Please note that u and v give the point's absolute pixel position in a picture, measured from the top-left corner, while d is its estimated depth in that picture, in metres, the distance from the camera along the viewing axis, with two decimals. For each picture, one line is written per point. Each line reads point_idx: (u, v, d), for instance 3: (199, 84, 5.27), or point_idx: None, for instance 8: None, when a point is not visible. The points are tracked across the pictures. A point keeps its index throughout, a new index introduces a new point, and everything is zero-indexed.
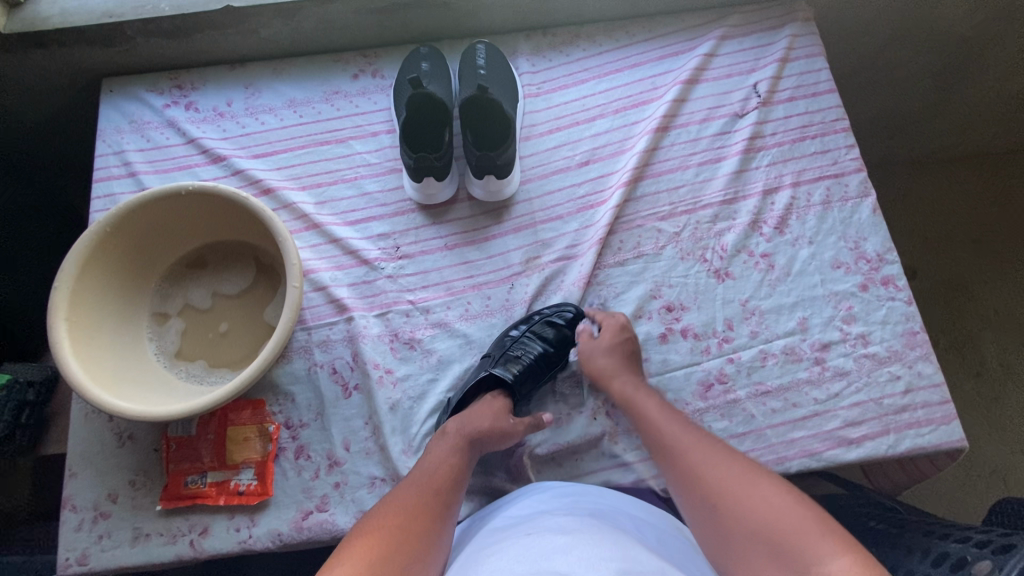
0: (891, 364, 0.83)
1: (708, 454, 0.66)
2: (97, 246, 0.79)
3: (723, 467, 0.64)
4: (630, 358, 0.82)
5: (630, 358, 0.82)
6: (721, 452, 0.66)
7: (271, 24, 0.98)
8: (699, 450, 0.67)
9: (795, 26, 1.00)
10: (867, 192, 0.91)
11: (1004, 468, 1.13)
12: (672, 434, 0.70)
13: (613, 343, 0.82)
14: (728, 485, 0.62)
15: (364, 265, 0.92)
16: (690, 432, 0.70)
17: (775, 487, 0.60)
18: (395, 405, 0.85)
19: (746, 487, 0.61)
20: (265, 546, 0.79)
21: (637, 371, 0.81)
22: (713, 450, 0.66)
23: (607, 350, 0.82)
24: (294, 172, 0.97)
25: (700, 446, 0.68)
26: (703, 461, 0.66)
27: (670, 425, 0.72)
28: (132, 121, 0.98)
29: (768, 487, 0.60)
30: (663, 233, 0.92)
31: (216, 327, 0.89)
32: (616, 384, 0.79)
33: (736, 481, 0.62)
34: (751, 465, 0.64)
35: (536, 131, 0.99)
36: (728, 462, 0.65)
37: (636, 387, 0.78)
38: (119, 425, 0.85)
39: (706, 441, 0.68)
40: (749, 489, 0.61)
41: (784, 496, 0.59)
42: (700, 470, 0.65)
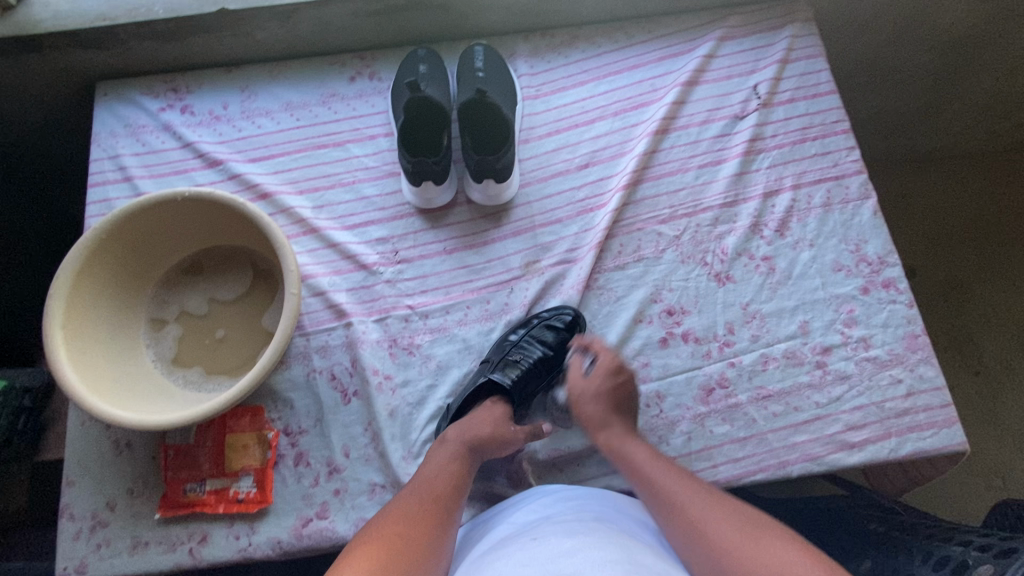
0: (893, 367, 0.82)
1: (710, 505, 0.63)
2: (93, 253, 0.79)
3: (726, 518, 0.61)
4: (621, 402, 0.77)
5: (623, 402, 0.77)
6: (722, 504, 0.63)
7: (266, 27, 0.97)
8: (700, 501, 0.63)
9: (794, 27, 1.00)
10: (868, 194, 0.91)
11: (1003, 467, 1.13)
12: (670, 483, 0.66)
13: (606, 387, 0.77)
14: (733, 535, 0.59)
15: (362, 270, 0.91)
16: (689, 482, 0.66)
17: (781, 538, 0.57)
18: (394, 411, 0.84)
19: (751, 537, 0.58)
20: (265, 553, 0.79)
21: (628, 418, 0.77)
22: (713, 502, 0.63)
23: (598, 394, 0.77)
24: (291, 176, 0.96)
25: (701, 495, 0.64)
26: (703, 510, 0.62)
27: (668, 474, 0.68)
28: (127, 125, 0.98)
29: (774, 539, 0.57)
30: (664, 237, 0.92)
31: (212, 333, 0.88)
32: (610, 428, 0.75)
33: (739, 532, 0.59)
34: (754, 517, 0.61)
35: (535, 133, 0.98)
36: (730, 513, 0.61)
37: (629, 436, 0.74)
38: (116, 432, 0.84)
39: (705, 493, 0.65)
40: (754, 539, 0.58)
41: (791, 548, 0.56)
42: (701, 520, 0.61)
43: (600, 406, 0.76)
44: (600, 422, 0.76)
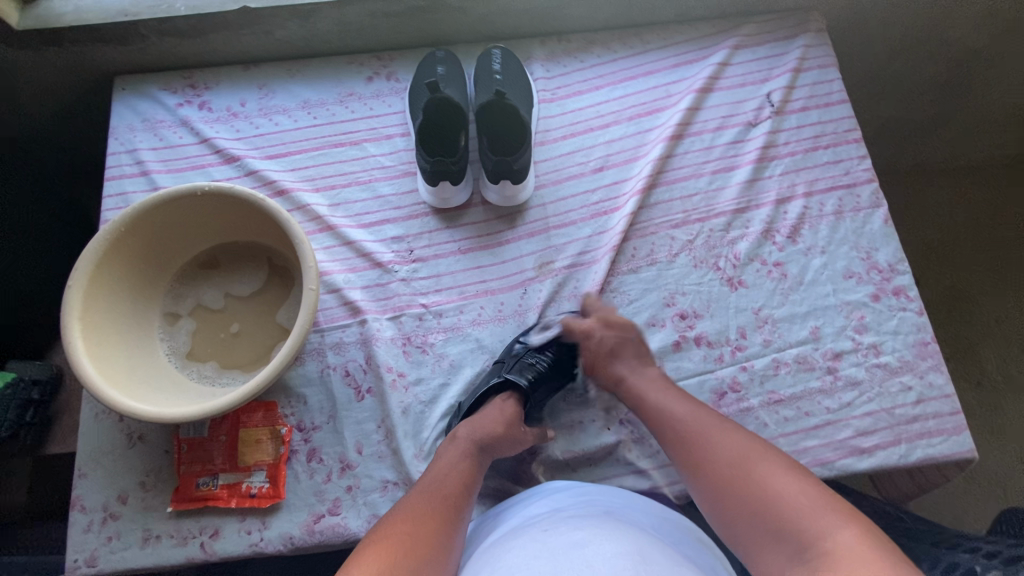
0: (903, 374, 0.83)
1: (722, 437, 0.67)
2: (113, 245, 0.79)
3: (735, 449, 0.65)
4: (616, 348, 0.82)
5: (619, 344, 0.83)
6: (732, 432, 0.67)
7: (286, 26, 0.98)
8: (712, 435, 0.67)
9: (807, 36, 1.01)
10: (879, 203, 0.92)
11: (1006, 478, 1.13)
12: (682, 420, 0.71)
13: (597, 344, 0.83)
14: (742, 466, 0.63)
15: (377, 268, 0.92)
16: (704, 415, 0.70)
17: (779, 465, 0.62)
18: (407, 408, 0.85)
19: (759, 468, 0.62)
20: (276, 549, 0.79)
21: (631, 352, 0.82)
22: (723, 430, 0.68)
23: (598, 357, 0.83)
24: (307, 174, 0.97)
25: (715, 429, 0.68)
26: (715, 443, 0.66)
27: (683, 410, 0.72)
28: (145, 119, 0.98)
29: (781, 470, 0.61)
30: (676, 241, 0.92)
31: (227, 327, 0.89)
32: (626, 382, 0.79)
33: (747, 463, 0.63)
34: (765, 448, 0.65)
35: (551, 135, 0.99)
36: (742, 443, 0.65)
37: (642, 380, 0.79)
38: (129, 425, 0.84)
39: (719, 424, 0.68)
40: (762, 470, 0.61)
41: (797, 482, 0.59)
42: (712, 455, 0.65)
43: (606, 364, 0.82)
44: (619, 378, 0.80)
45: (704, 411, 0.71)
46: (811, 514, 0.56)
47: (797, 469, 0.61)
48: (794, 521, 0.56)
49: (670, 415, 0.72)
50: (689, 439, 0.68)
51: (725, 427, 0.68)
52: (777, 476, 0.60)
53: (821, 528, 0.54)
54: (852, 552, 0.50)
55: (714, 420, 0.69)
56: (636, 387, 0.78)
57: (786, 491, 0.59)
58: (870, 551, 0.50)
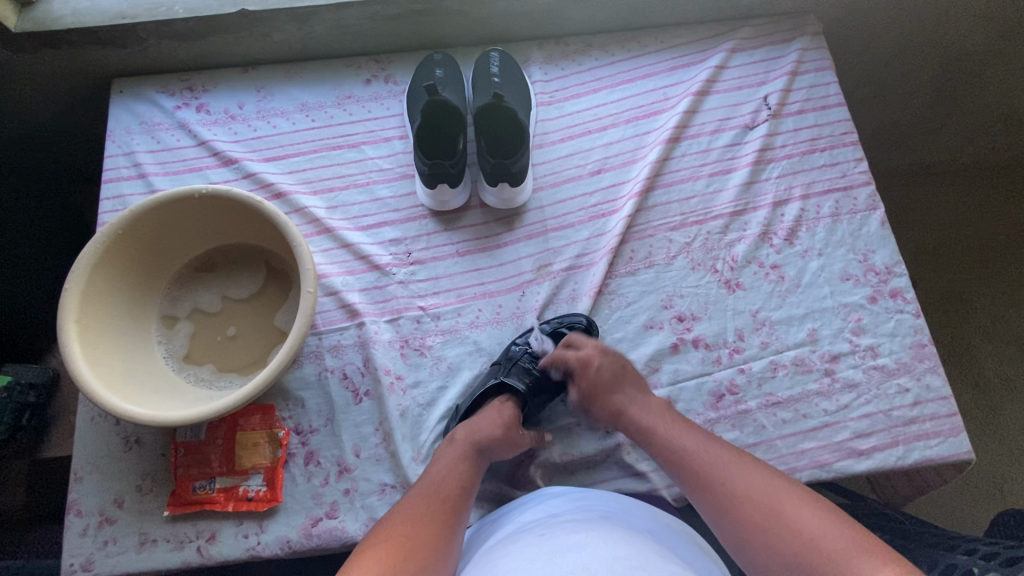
0: (900, 376, 0.83)
1: (740, 473, 0.65)
2: (110, 248, 0.79)
3: (750, 481, 0.64)
4: (617, 377, 0.79)
5: (618, 374, 0.80)
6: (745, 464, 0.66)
7: (284, 28, 0.98)
8: (731, 472, 0.66)
9: (804, 40, 1.02)
10: (876, 205, 0.92)
11: (1003, 480, 1.14)
12: (698, 457, 0.69)
13: (597, 376, 0.79)
14: (768, 504, 0.61)
15: (375, 270, 0.92)
16: (717, 451, 0.69)
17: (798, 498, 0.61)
18: (405, 411, 0.84)
19: (785, 506, 0.61)
20: (273, 553, 0.79)
21: (630, 382, 0.80)
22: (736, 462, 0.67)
23: (597, 387, 0.79)
24: (305, 176, 0.97)
25: (733, 465, 0.67)
26: (735, 480, 0.65)
27: (695, 445, 0.70)
28: (143, 122, 0.98)
29: (807, 507, 0.60)
30: (674, 243, 0.92)
31: (224, 330, 0.89)
32: (626, 415, 0.77)
33: (772, 501, 0.62)
34: (785, 482, 0.64)
35: (549, 138, 0.99)
36: (763, 479, 0.64)
37: (645, 413, 0.76)
38: (126, 429, 0.84)
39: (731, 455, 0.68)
40: (780, 501, 0.61)
41: (825, 519, 0.59)
42: (734, 494, 0.64)
43: (604, 397, 0.79)
44: (619, 410, 0.78)
45: (718, 446, 0.69)
46: (847, 555, 0.55)
47: (821, 504, 0.61)
48: (831, 564, 0.55)
49: (683, 451, 0.70)
50: (707, 476, 0.67)
51: (742, 462, 0.67)
52: (805, 515, 0.59)
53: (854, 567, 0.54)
54: None
55: (728, 455, 0.68)
56: (638, 421, 0.76)
57: (817, 530, 0.58)
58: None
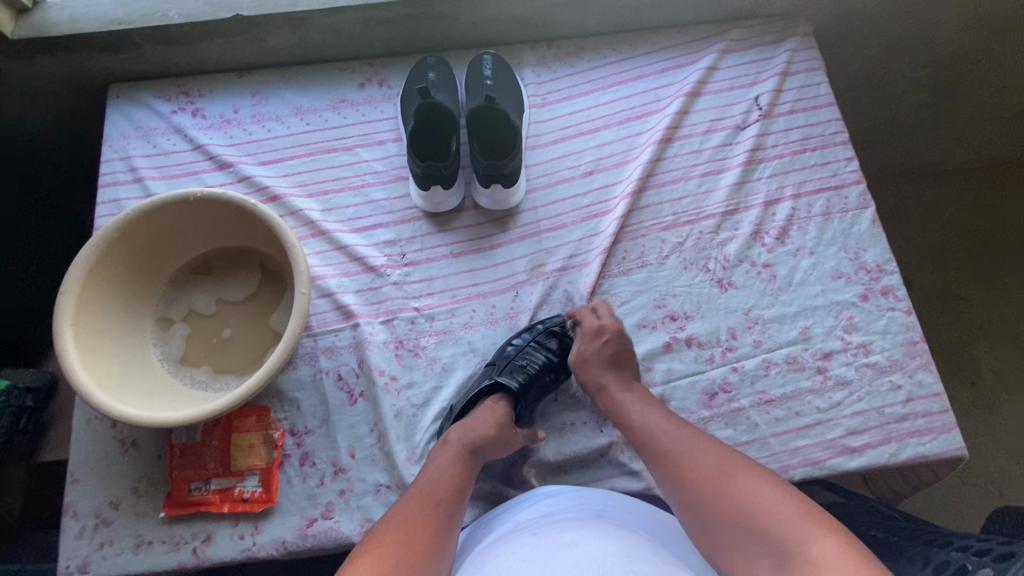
0: (892, 373, 0.84)
1: (701, 449, 0.67)
2: (105, 252, 0.79)
3: (713, 464, 0.64)
4: (615, 358, 0.81)
5: (617, 355, 0.82)
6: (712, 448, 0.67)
7: (279, 33, 0.98)
8: (692, 448, 0.67)
9: (794, 41, 1.02)
10: (866, 203, 0.93)
11: (1000, 477, 1.14)
12: (662, 434, 0.71)
13: (597, 350, 0.82)
14: (723, 477, 0.63)
15: (370, 272, 0.92)
16: (684, 432, 0.70)
17: (761, 479, 0.61)
18: (399, 411, 0.85)
19: (740, 479, 0.62)
20: (269, 553, 0.79)
21: (625, 367, 0.81)
22: (704, 447, 0.67)
23: (590, 361, 0.82)
24: (300, 179, 0.97)
25: (695, 442, 0.68)
26: (696, 456, 0.66)
27: (664, 423, 0.72)
28: (139, 126, 0.99)
29: (761, 479, 0.61)
30: (667, 243, 0.93)
31: (219, 332, 0.89)
32: (610, 394, 0.79)
33: (727, 475, 0.63)
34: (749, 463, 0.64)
35: (542, 140, 1.00)
36: (721, 456, 0.65)
37: (629, 390, 0.78)
38: (122, 431, 0.84)
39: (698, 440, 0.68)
40: (741, 481, 0.62)
41: (776, 490, 0.60)
42: (693, 468, 0.65)
43: (596, 371, 0.81)
44: (602, 386, 0.80)
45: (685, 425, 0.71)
46: (794, 523, 0.56)
47: (776, 479, 0.62)
48: (776, 531, 0.56)
49: (649, 429, 0.72)
50: (669, 451, 0.68)
51: (701, 440, 0.68)
52: (756, 486, 0.61)
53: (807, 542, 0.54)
54: (835, 562, 0.51)
55: (693, 434, 0.69)
56: (618, 399, 0.78)
57: (767, 500, 0.59)
58: (852, 558, 0.51)
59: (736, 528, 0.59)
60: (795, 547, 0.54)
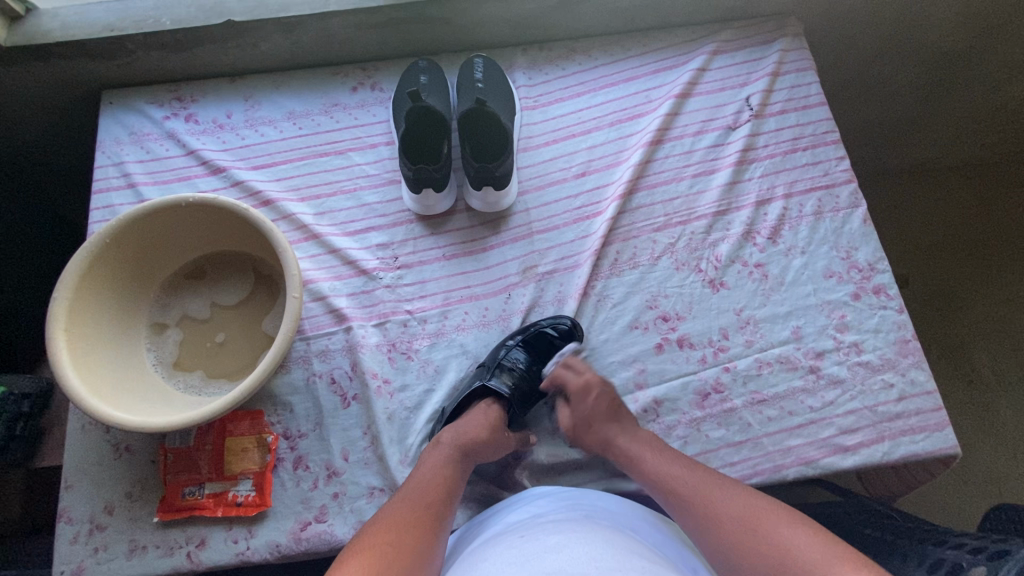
0: (884, 372, 0.84)
1: (721, 493, 0.66)
2: (98, 257, 0.80)
3: (735, 503, 0.65)
4: (611, 411, 0.79)
5: (614, 409, 0.79)
6: (731, 489, 0.67)
7: (271, 38, 0.99)
8: (713, 493, 0.67)
9: (785, 41, 1.03)
10: (857, 203, 0.93)
11: (997, 476, 1.14)
12: (677, 476, 0.70)
13: (591, 407, 0.79)
14: (749, 521, 0.62)
15: (362, 275, 0.92)
16: (699, 472, 0.70)
17: (784, 518, 0.62)
18: (392, 414, 0.85)
19: (762, 518, 0.62)
20: (263, 557, 0.79)
21: (627, 419, 0.79)
22: (722, 487, 0.67)
23: (590, 418, 0.79)
24: (293, 183, 0.98)
25: (714, 486, 0.68)
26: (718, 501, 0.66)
27: (679, 469, 0.71)
28: (132, 132, 0.99)
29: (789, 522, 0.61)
30: (659, 244, 0.93)
31: (213, 336, 0.89)
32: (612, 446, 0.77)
33: (751, 515, 0.63)
34: (769, 503, 0.64)
35: (534, 142, 1.00)
36: (744, 499, 0.65)
37: (633, 441, 0.76)
38: (116, 436, 0.84)
39: (716, 481, 0.68)
40: (766, 521, 0.62)
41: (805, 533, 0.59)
42: (716, 513, 0.64)
43: (596, 426, 0.78)
44: (606, 443, 0.77)
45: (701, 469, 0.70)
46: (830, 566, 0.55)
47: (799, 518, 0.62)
48: (806, 569, 0.56)
49: (666, 476, 0.71)
50: (688, 498, 0.67)
51: (719, 480, 0.68)
52: (786, 529, 0.60)
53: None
54: None
55: (711, 478, 0.69)
56: (625, 450, 0.76)
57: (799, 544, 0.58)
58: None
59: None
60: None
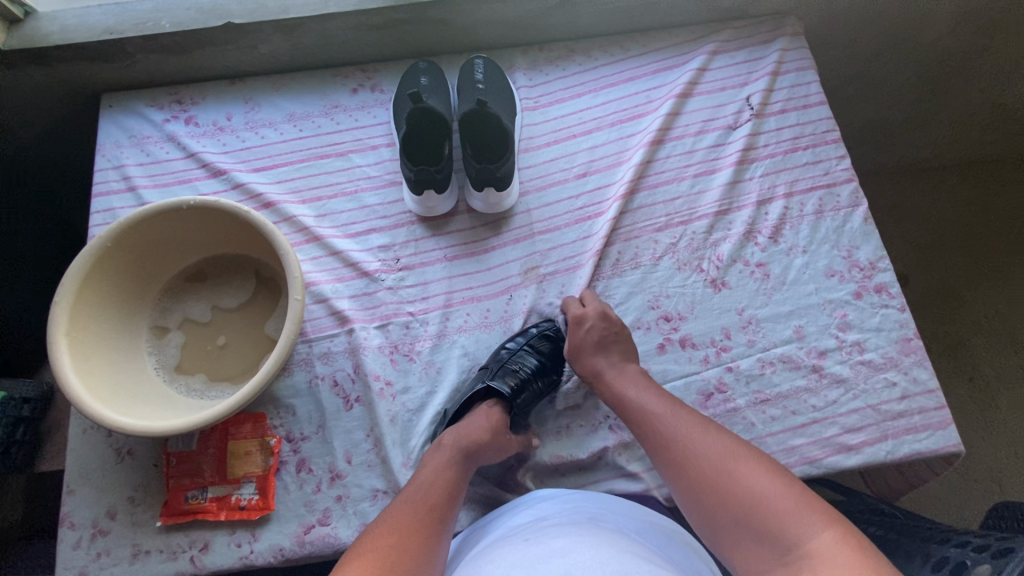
0: (887, 370, 0.84)
1: (698, 436, 0.68)
2: (99, 260, 0.79)
3: (713, 448, 0.65)
4: (604, 341, 0.81)
5: (606, 336, 0.82)
6: (711, 432, 0.68)
7: (270, 40, 0.99)
8: (690, 434, 0.68)
9: (784, 40, 1.03)
10: (858, 202, 0.93)
11: (999, 473, 1.14)
12: (658, 420, 0.71)
13: (587, 334, 0.82)
14: (718, 464, 0.64)
15: (364, 277, 0.92)
16: (679, 416, 0.71)
17: (759, 465, 0.63)
18: (395, 416, 0.85)
19: (736, 465, 0.63)
20: (266, 561, 0.79)
21: (618, 347, 0.81)
22: (702, 431, 0.68)
23: (583, 345, 0.81)
24: (294, 185, 0.97)
25: (693, 428, 0.69)
26: (692, 443, 0.67)
27: (662, 410, 0.72)
28: (132, 135, 0.99)
29: (760, 468, 0.62)
30: (660, 244, 0.93)
31: (214, 339, 0.89)
32: (604, 378, 0.79)
33: (726, 463, 0.64)
34: (746, 449, 0.65)
35: (534, 143, 1.00)
36: (720, 443, 0.66)
37: (621, 377, 0.78)
38: (118, 440, 0.84)
39: (696, 424, 0.69)
40: (742, 469, 0.63)
41: (773, 478, 0.61)
42: (690, 455, 0.66)
43: (587, 359, 0.81)
44: (600, 372, 0.80)
45: (682, 409, 0.71)
46: (794, 515, 0.57)
47: (774, 467, 0.63)
48: (774, 521, 0.57)
49: (649, 413, 0.72)
50: (665, 436, 0.69)
51: (699, 424, 0.69)
52: (755, 473, 0.62)
53: (804, 533, 0.55)
54: (831, 554, 0.53)
55: (688, 419, 0.70)
56: (613, 384, 0.78)
57: (768, 490, 0.60)
58: (847, 554, 0.52)
59: (743, 526, 0.59)
60: (796, 538, 0.55)
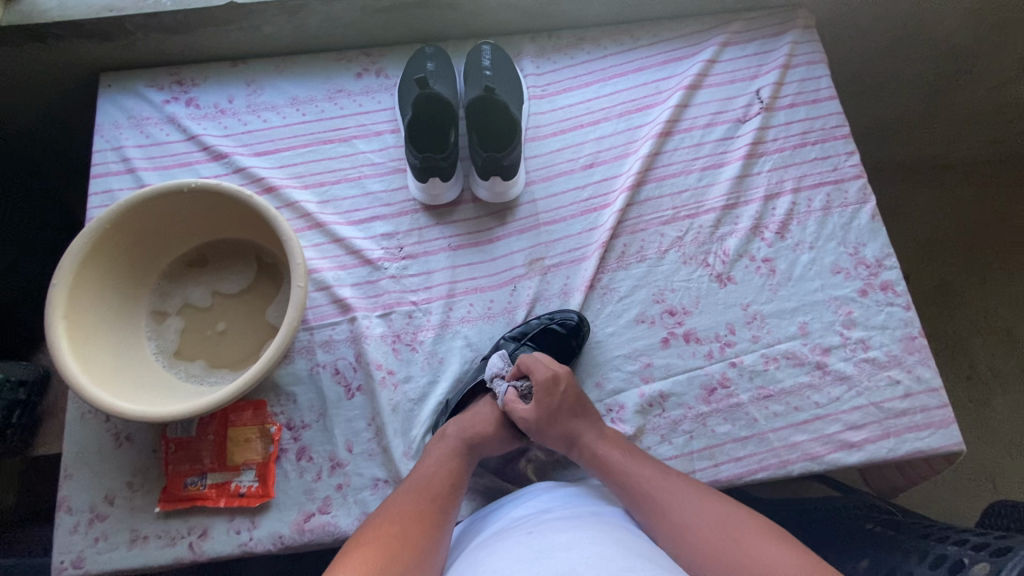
0: (891, 368, 0.84)
1: (690, 501, 0.65)
2: (97, 243, 0.78)
3: (713, 517, 0.63)
4: (578, 405, 0.75)
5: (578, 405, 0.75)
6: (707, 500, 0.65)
7: (274, 21, 0.97)
8: (683, 500, 0.65)
9: (795, 33, 1.01)
10: (866, 198, 0.93)
11: (993, 471, 1.15)
12: (648, 483, 0.67)
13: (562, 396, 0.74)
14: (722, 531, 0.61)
15: (367, 265, 0.91)
16: (671, 481, 0.68)
17: (765, 534, 0.60)
18: (396, 406, 0.84)
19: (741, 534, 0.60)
20: (266, 548, 0.78)
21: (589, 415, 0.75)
22: (697, 499, 0.65)
23: (557, 412, 0.73)
24: (296, 170, 0.96)
25: (686, 494, 0.66)
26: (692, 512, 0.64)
27: (650, 473, 0.69)
28: (131, 116, 0.97)
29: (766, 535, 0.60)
30: (666, 237, 0.93)
31: (214, 325, 0.88)
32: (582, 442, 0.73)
33: (731, 531, 0.61)
34: (746, 516, 0.63)
35: (542, 131, 0.99)
36: (714, 508, 0.64)
37: (600, 440, 0.73)
38: (116, 425, 0.83)
39: (691, 491, 0.66)
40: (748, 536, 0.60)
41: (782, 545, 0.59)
42: (689, 524, 0.62)
43: (563, 421, 0.74)
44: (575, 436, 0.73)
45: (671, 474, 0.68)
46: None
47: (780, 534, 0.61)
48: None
49: (635, 477, 0.69)
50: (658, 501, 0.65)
51: (691, 491, 0.66)
52: (761, 541, 0.59)
53: None
54: None
55: (683, 485, 0.67)
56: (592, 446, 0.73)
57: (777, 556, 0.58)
58: None
59: None
60: None
